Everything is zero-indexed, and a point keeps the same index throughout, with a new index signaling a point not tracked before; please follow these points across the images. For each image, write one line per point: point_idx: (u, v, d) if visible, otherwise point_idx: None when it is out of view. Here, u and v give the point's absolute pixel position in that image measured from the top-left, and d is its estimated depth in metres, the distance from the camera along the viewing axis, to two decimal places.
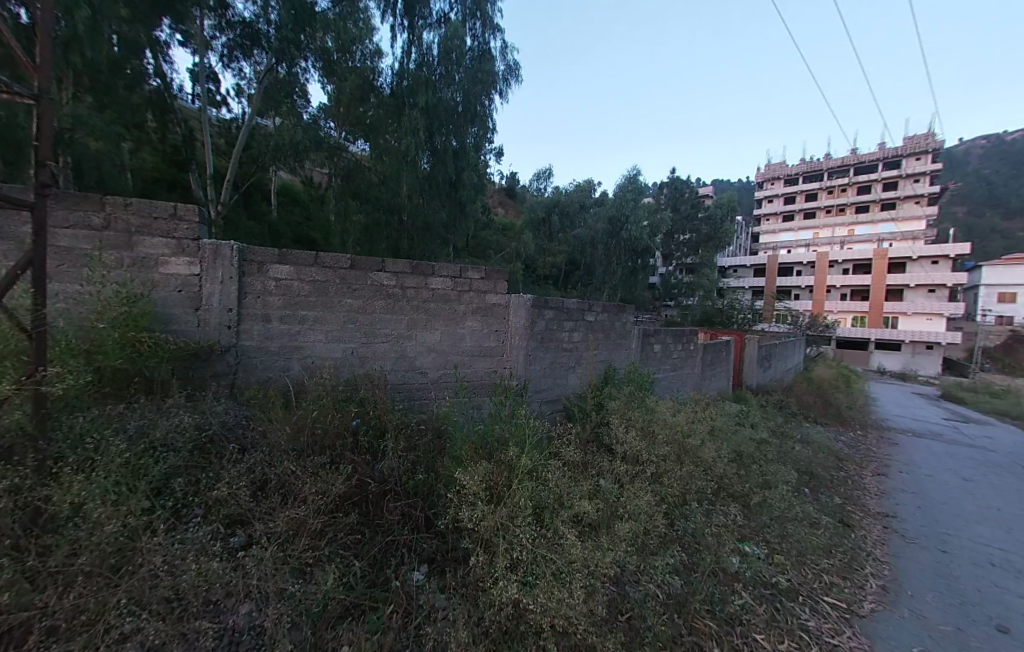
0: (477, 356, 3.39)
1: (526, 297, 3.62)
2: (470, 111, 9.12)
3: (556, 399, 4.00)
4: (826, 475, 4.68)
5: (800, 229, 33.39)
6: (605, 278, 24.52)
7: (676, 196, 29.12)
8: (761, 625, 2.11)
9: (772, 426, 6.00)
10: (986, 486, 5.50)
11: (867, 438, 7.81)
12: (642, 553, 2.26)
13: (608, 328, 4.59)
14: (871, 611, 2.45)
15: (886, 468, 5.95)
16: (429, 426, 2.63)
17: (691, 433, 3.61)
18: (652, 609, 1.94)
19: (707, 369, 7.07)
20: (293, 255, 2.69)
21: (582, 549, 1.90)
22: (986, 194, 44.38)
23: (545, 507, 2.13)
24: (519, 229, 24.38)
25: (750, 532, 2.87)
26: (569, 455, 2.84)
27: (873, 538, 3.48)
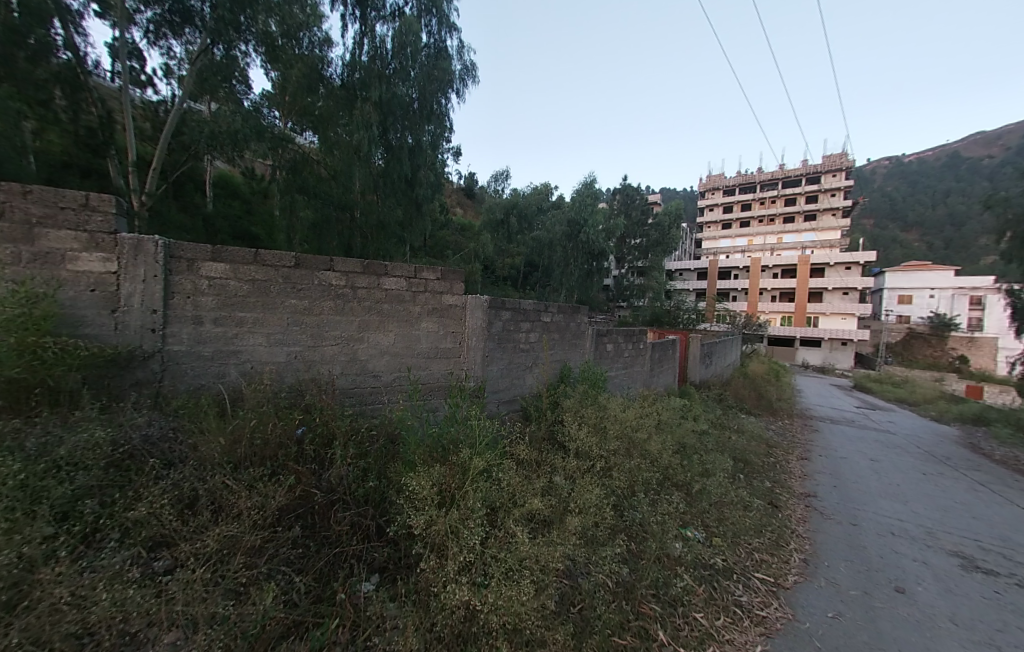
0: (432, 358, 3.33)
1: (483, 297, 3.61)
2: (426, 108, 8.97)
3: (513, 400, 4.03)
4: (758, 461, 5.09)
5: (737, 236, 36.04)
6: (563, 280, 25.23)
7: (628, 203, 30.46)
8: (701, 604, 2.26)
9: (712, 418, 6.43)
10: (890, 465, 6.24)
11: (794, 426, 8.60)
12: (592, 545, 2.32)
13: (563, 328, 4.69)
14: (795, 583, 2.70)
15: (808, 452, 6.58)
16: (381, 431, 2.55)
17: (639, 428, 3.79)
18: (602, 599, 2.00)
19: (656, 367, 7.45)
20: (229, 252, 2.50)
21: (533, 546, 1.92)
22: (888, 209, 50.39)
23: (497, 507, 2.14)
24: (477, 231, 24.42)
25: (691, 517, 3.07)
26: (523, 454, 2.88)
27: (797, 516, 3.84)
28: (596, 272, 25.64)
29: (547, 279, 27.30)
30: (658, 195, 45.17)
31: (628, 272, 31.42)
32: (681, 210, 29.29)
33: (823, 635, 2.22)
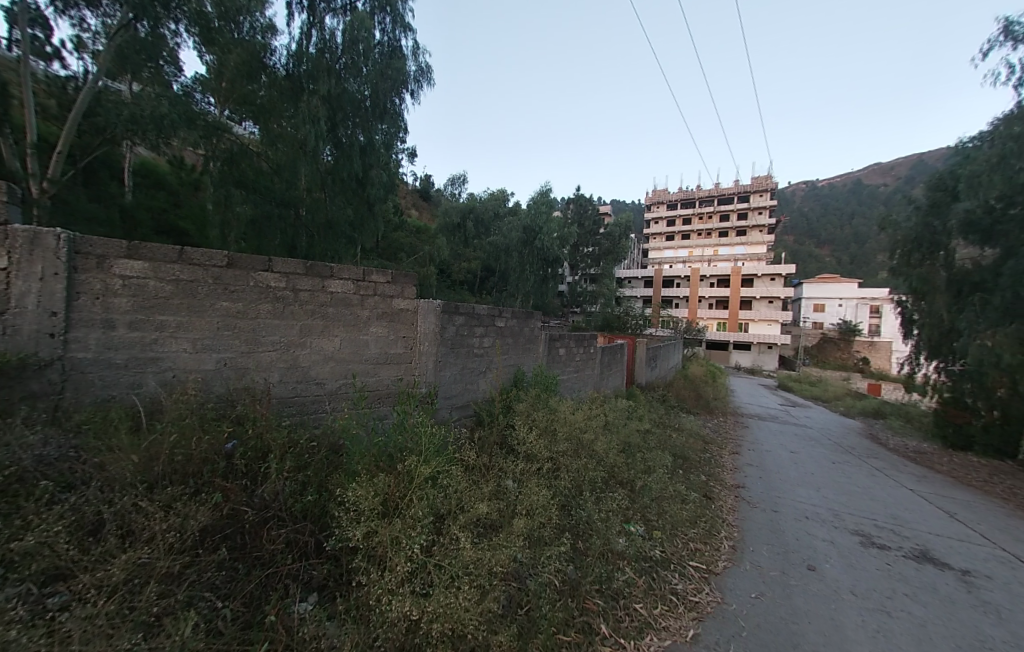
0: (381, 364, 3.23)
1: (436, 302, 3.59)
2: (379, 107, 8.67)
3: (466, 406, 3.99)
4: (696, 457, 5.44)
5: (679, 247, 38.50)
6: (519, 285, 25.71)
7: (580, 212, 31.61)
8: (640, 595, 2.38)
9: (656, 418, 6.78)
10: (807, 456, 6.93)
11: (727, 423, 9.31)
12: (538, 545, 2.35)
13: (517, 333, 4.77)
14: (724, 569, 2.92)
15: (739, 447, 7.13)
16: (323, 442, 2.42)
17: (587, 429, 3.93)
18: (547, 597, 2.03)
19: (606, 370, 7.78)
20: (149, 248, 2.28)
21: (478, 552, 1.91)
22: (806, 227, 56.30)
23: (443, 514, 2.11)
24: (433, 234, 24.24)
25: (634, 513, 3.21)
26: (473, 460, 2.88)
27: (727, 506, 4.14)
28: (551, 278, 26.50)
29: (502, 284, 27.53)
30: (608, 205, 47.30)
31: (581, 278, 32.55)
32: (630, 222, 30.77)
33: (746, 614, 2.40)
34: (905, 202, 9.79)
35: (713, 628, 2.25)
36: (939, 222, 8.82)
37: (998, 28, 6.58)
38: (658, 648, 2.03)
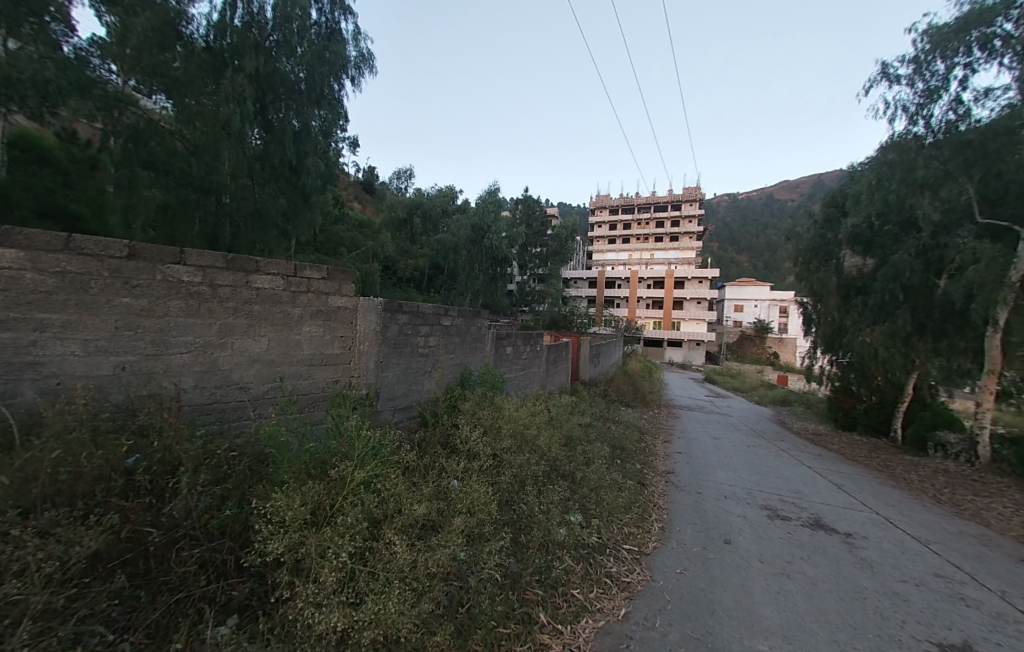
0: (315, 366, 3.05)
1: (377, 300, 3.48)
2: (315, 91, 8.21)
3: (409, 407, 3.88)
4: (632, 447, 5.77)
5: (619, 250, 40.49)
6: (468, 284, 25.63)
7: (529, 213, 32.18)
8: (578, 581, 2.47)
9: (597, 412, 7.08)
10: (728, 442, 7.61)
11: (660, 415, 9.95)
12: (478, 541, 2.36)
13: (463, 332, 4.77)
14: (654, 550, 3.12)
15: (671, 436, 7.67)
16: (245, 451, 2.24)
17: (530, 425, 4.00)
18: (488, 592, 2.04)
19: (552, 367, 7.99)
20: (25, 235, 1.93)
21: (414, 554, 1.88)
22: (729, 235, 61.83)
23: (379, 518, 2.04)
24: (377, 229, 23.38)
25: (574, 503, 3.32)
26: (414, 461, 2.82)
27: (658, 491, 4.44)
28: (499, 277, 26.73)
29: (451, 282, 27.27)
30: (554, 208, 48.77)
31: (530, 278, 33.09)
32: (576, 226, 31.86)
33: (671, 589, 2.60)
34: (806, 217, 11.14)
35: (642, 605, 2.40)
36: (832, 234, 10.15)
37: (877, 70, 7.70)
38: (593, 629, 2.13)
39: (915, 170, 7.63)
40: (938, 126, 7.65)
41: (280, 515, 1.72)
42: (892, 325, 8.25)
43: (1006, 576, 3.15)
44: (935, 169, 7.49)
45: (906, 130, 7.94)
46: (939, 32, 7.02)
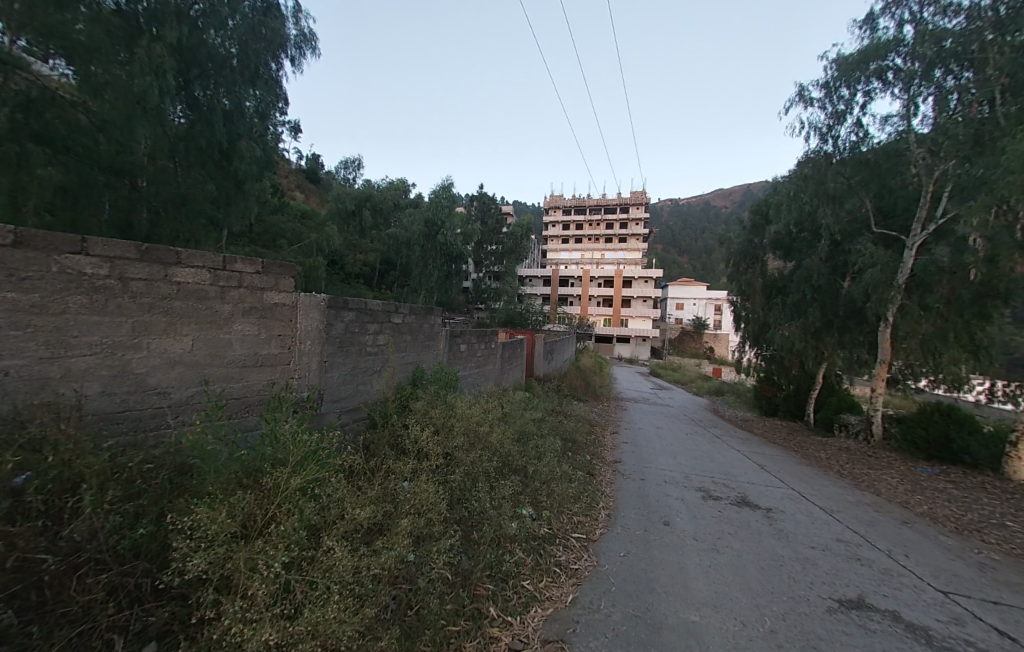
0: (249, 367, 2.84)
1: (319, 296, 3.30)
2: (248, 69, 7.57)
3: (356, 408, 3.72)
4: (582, 439, 5.96)
5: (571, 249, 41.57)
6: (421, 281, 25.13)
7: (484, 210, 32.26)
8: (528, 573, 2.52)
9: (549, 406, 7.24)
10: (670, 431, 8.11)
11: (609, 408, 10.38)
12: (427, 540, 2.32)
13: (415, 330, 4.68)
14: (600, 536, 3.26)
15: (618, 427, 8.02)
16: (165, 463, 2.04)
17: (483, 422, 4.00)
18: (437, 591, 2.02)
19: (506, 364, 8.05)
20: None
21: (357, 558, 1.81)
22: (671, 237, 65.60)
23: (318, 525, 1.95)
24: (324, 221, 22.27)
25: (526, 496, 3.37)
26: (358, 464, 2.72)
27: (606, 480, 4.63)
28: (454, 274, 26.50)
29: (403, 278, 26.67)
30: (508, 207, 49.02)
31: (486, 276, 33.21)
32: (531, 225, 32.36)
33: (615, 572, 2.73)
34: (737, 222, 12.11)
35: (589, 589, 2.49)
36: (758, 238, 11.10)
37: (795, 92, 8.53)
38: (542, 617, 2.18)
39: (825, 183, 8.54)
40: (843, 146, 8.52)
41: (206, 528, 1.59)
42: (802, 321, 9.17)
43: (893, 536, 3.65)
44: (841, 183, 8.44)
45: (817, 147, 8.85)
46: (844, 62, 7.89)
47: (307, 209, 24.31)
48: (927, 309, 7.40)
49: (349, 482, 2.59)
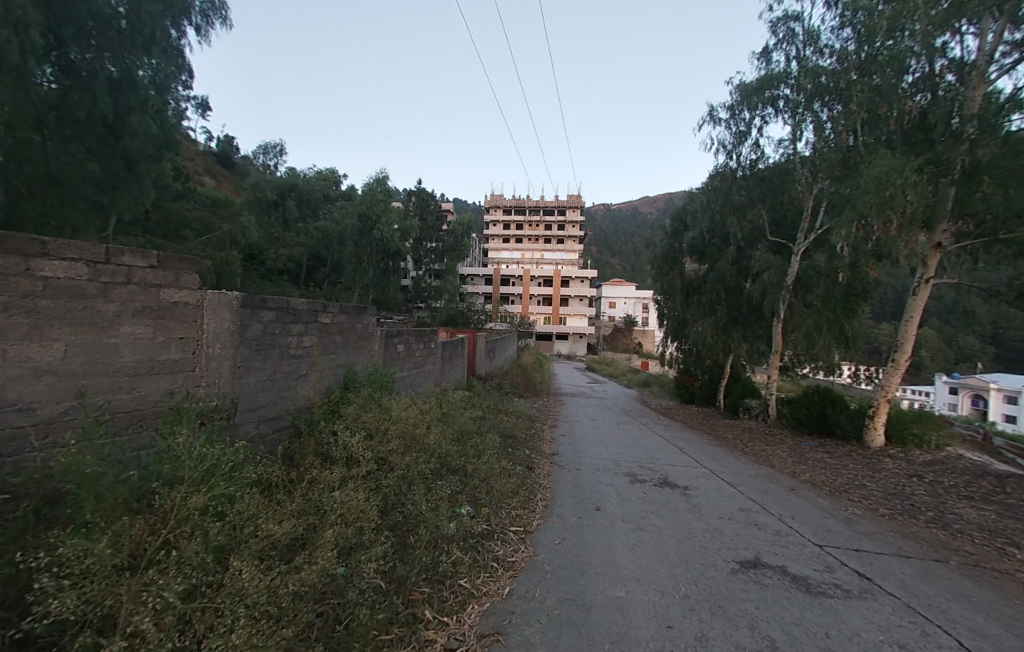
0: (144, 376, 2.44)
1: (231, 294, 3.01)
2: (141, 34, 6.58)
3: (278, 417, 3.45)
4: (522, 435, 6.09)
5: (512, 249, 42.21)
6: (355, 278, 23.96)
7: (422, 206, 31.70)
8: (466, 571, 2.54)
9: (491, 404, 7.30)
10: (604, 422, 8.56)
11: (549, 403, 10.74)
12: (354, 551, 2.21)
13: (347, 330, 4.50)
14: (537, 526, 3.39)
15: (557, 420, 8.34)
16: (28, 491, 1.68)
17: (420, 423, 3.92)
18: (369, 601, 1.91)
19: (447, 364, 8.00)
20: None
21: (275, 578, 1.67)
22: (604, 238, 69.05)
23: (226, 546, 1.76)
24: (239, 211, 20.39)
25: (464, 495, 3.38)
26: (278, 478, 2.58)
27: (543, 472, 4.80)
28: (392, 272, 25.61)
29: (336, 275, 25.27)
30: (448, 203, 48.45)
31: (426, 274, 32.62)
32: (472, 224, 32.78)
33: (550, 559, 2.84)
34: (660, 227, 13.08)
35: (525, 579, 2.58)
36: (678, 243, 12.12)
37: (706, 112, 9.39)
38: (478, 613, 2.20)
39: (732, 195, 9.55)
40: (745, 162, 9.43)
41: (77, 563, 1.31)
42: (713, 317, 10.24)
43: (786, 503, 4.17)
44: (744, 195, 9.49)
45: (724, 163, 9.69)
46: (746, 88, 8.81)
47: (222, 198, 22.09)
48: (809, 306, 8.62)
49: (267, 497, 2.39)
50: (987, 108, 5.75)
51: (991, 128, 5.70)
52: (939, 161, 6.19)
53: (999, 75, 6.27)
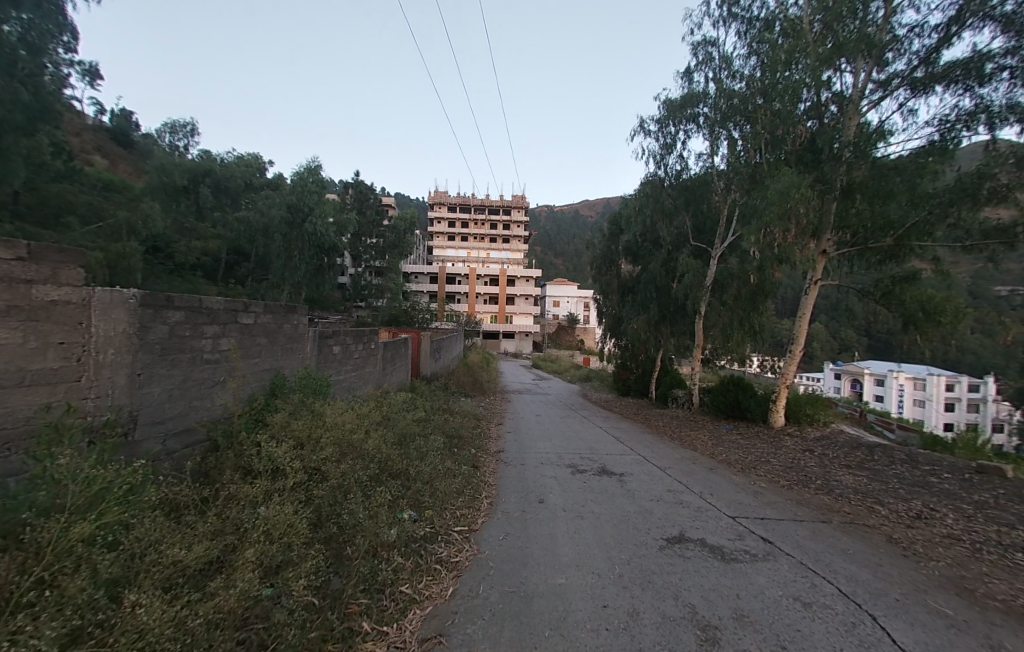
0: (12, 388, 1.91)
1: (129, 292, 2.54)
2: None
3: (189, 430, 3.05)
4: (468, 434, 6.11)
5: (458, 247, 42.01)
6: (284, 274, 22.43)
7: (360, 198, 30.45)
8: (407, 577, 2.52)
9: (435, 404, 7.23)
10: (548, 417, 8.80)
11: (495, 401, 10.83)
12: (281, 569, 2.04)
13: (273, 332, 4.24)
14: (482, 524, 3.44)
15: (503, 418, 8.47)
16: None
17: (357, 429, 3.80)
18: (299, 620, 1.76)
19: (388, 365, 7.80)
20: None
21: (187, 606, 1.49)
22: (547, 239, 70.83)
23: (120, 579, 1.52)
24: (140, 198, 18.19)
25: (405, 500, 3.33)
26: (190, 499, 2.36)
27: (488, 470, 4.87)
28: (327, 268, 24.28)
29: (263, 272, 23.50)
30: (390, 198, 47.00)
31: (365, 271, 31.41)
32: (415, 220, 31.99)
33: (493, 556, 2.90)
34: (597, 230, 13.69)
35: (468, 578, 2.61)
36: (614, 244, 12.77)
37: (637, 123, 9.99)
38: (420, 618, 2.17)
39: (661, 202, 10.28)
40: (672, 172, 10.15)
41: None
42: (646, 315, 10.94)
43: (706, 483, 4.58)
44: (671, 201, 10.25)
45: (654, 171, 10.40)
46: (672, 104, 9.54)
47: (124, 182, 19.63)
48: (724, 304, 9.53)
49: (175, 522, 2.17)
50: (859, 138, 6.99)
51: (863, 153, 6.95)
52: (826, 179, 7.24)
53: (869, 108, 7.34)
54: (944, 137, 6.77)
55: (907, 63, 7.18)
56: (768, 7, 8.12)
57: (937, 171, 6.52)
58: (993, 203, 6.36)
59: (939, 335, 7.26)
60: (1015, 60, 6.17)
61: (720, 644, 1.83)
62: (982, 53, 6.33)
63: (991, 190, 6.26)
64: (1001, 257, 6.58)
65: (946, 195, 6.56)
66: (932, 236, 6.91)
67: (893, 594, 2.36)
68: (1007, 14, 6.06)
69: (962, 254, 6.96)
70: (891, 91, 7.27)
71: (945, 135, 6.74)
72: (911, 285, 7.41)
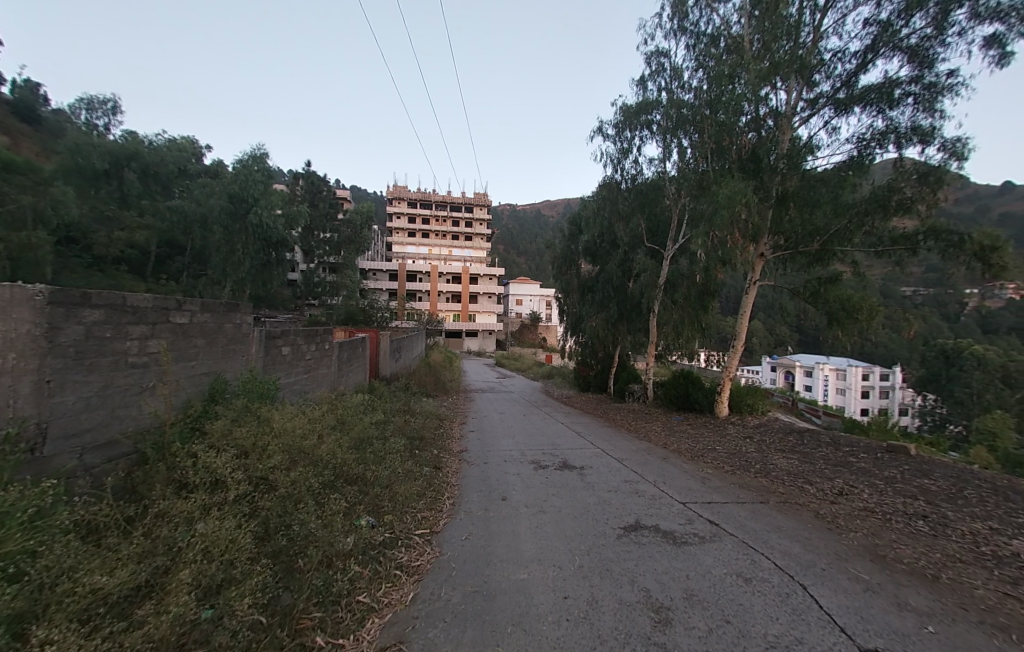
0: None
1: (36, 289, 2.23)
2: None
3: (113, 443, 2.74)
4: (429, 435, 5.97)
5: (419, 245, 41.22)
6: (226, 270, 20.92)
7: (313, 190, 29.10)
8: (365, 585, 2.39)
9: (395, 407, 7.02)
10: (511, 415, 8.81)
11: (457, 400, 10.70)
12: (223, 587, 1.86)
13: (213, 334, 3.93)
14: (444, 525, 3.36)
15: (466, 417, 8.37)
16: None
17: (308, 434, 3.59)
18: (243, 642, 1.60)
19: (344, 366, 7.48)
20: None
21: (108, 637, 1.31)
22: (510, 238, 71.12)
23: (25, 614, 1.32)
24: (49, 180, 16.25)
25: (362, 506, 3.17)
26: (116, 519, 2.11)
27: (451, 470, 4.78)
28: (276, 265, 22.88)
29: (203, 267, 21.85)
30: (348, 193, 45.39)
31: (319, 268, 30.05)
32: (371, 213, 30.70)
33: (456, 557, 2.83)
34: (558, 230, 13.88)
35: (430, 581, 2.52)
36: (574, 244, 13.00)
37: (596, 127, 10.21)
38: (378, 626, 2.05)
39: (619, 204, 10.58)
40: (628, 175, 10.50)
41: None
42: (604, 313, 11.20)
43: (661, 472, 4.73)
44: (627, 203, 10.57)
45: (612, 174, 10.69)
46: (628, 110, 9.80)
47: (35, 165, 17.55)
48: (675, 302, 9.94)
49: (94, 546, 1.92)
50: (793, 151, 7.50)
51: (795, 165, 7.46)
52: (764, 187, 7.69)
53: (801, 123, 7.89)
54: (860, 153, 7.34)
55: (832, 85, 7.76)
56: (714, 24, 8.52)
57: (856, 182, 7.17)
58: (900, 214, 7.03)
59: (857, 330, 7.96)
60: (918, 87, 6.86)
61: (672, 624, 1.88)
62: (892, 80, 6.98)
63: (898, 201, 6.93)
64: (906, 261, 7.32)
65: (863, 204, 7.18)
66: (851, 241, 7.58)
67: (820, 564, 2.53)
68: (912, 45, 6.74)
69: (875, 258, 7.64)
70: (818, 109, 7.84)
71: (862, 152, 7.31)
72: (834, 285, 8.06)
